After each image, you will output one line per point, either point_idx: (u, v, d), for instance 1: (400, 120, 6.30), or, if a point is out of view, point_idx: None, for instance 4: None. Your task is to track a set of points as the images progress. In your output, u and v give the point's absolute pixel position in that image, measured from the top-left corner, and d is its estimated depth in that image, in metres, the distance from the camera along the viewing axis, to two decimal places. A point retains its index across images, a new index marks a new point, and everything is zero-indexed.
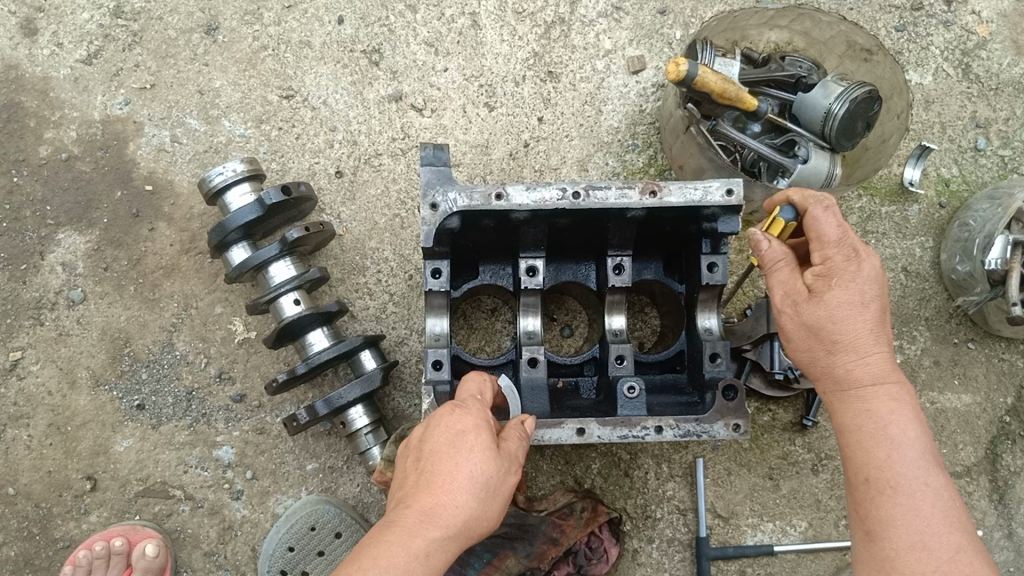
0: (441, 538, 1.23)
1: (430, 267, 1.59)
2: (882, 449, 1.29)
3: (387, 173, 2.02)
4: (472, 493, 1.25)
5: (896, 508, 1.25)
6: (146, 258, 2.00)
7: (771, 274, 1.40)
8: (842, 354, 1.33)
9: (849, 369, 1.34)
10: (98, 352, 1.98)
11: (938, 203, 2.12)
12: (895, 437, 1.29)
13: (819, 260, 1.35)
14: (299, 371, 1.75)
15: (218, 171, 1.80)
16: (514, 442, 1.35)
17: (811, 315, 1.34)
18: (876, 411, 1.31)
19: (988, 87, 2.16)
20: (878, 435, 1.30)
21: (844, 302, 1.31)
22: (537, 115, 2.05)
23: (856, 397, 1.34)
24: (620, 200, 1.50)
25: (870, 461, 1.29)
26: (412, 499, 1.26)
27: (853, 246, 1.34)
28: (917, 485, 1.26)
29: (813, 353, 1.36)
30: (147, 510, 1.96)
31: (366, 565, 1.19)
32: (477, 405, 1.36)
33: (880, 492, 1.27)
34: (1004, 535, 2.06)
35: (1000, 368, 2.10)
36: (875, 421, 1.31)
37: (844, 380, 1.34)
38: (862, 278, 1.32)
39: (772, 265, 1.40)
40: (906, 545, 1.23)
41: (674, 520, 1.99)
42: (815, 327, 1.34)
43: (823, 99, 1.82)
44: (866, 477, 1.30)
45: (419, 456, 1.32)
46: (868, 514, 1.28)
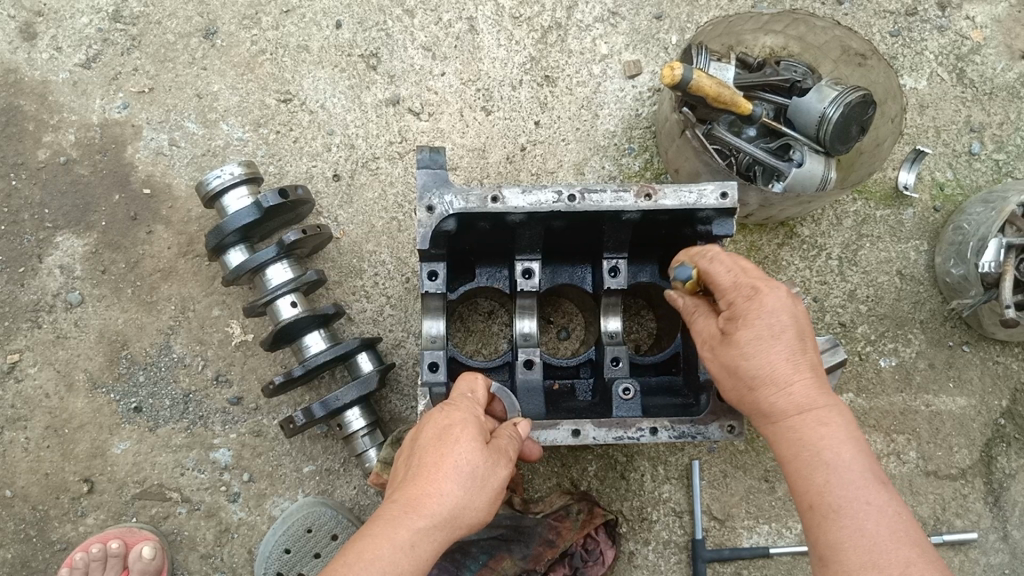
0: (428, 527, 1.23)
1: (427, 269, 1.60)
2: (819, 475, 1.26)
3: (384, 176, 2.03)
4: (460, 482, 1.26)
5: (841, 532, 1.22)
6: (144, 261, 2.00)
7: (693, 324, 1.46)
8: (762, 389, 1.32)
9: (775, 402, 1.31)
10: (96, 355, 1.98)
11: (932, 207, 2.13)
12: (830, 461, 1.26)
13: (725, 305, 1.38)
14: (295, 373, 1.76)
15: (216, 174, 1.81)
16: (508, 440, 1.37)
17: (726, 357, 1.35)
18: (808, 438, 1.28)
19: (982, 91, 2.18)
20: (814, 461, 1.27)
21: (753, 339, 1.32)
22: (534, 119, 2.06)
23: (784, 428, 1.31)
24: (615, 202, 1.51)
25: (811, 489, 1.26)
26: (400, 493, 1.27)
27: (750, 285, 1.36)
28: (859, 506, 1.23)
29: (739, 391, 1.36)
30: (145, 512, 1.96)
31: (352, 556, 1.19)
32: (467, 403, 1.39)
33: (824, 518, 1.24)
34: (999, 537, 2.07)
35: (995, 371, 2.11)
36: (809, 448, 1.28)
37: (770, 413, 1.32)
38: (766, 313, 1.32)
39: (690, 317, 1.46)
40: (857, 567, 1.20)
41: (670, 522, 2.00)
42: (732, 367, 1.35)
43: (817, 104, 1.84)
44: (809, 505, 1.26)
45: (410, 452, 1.34)
46: (817, 541, 1.25)
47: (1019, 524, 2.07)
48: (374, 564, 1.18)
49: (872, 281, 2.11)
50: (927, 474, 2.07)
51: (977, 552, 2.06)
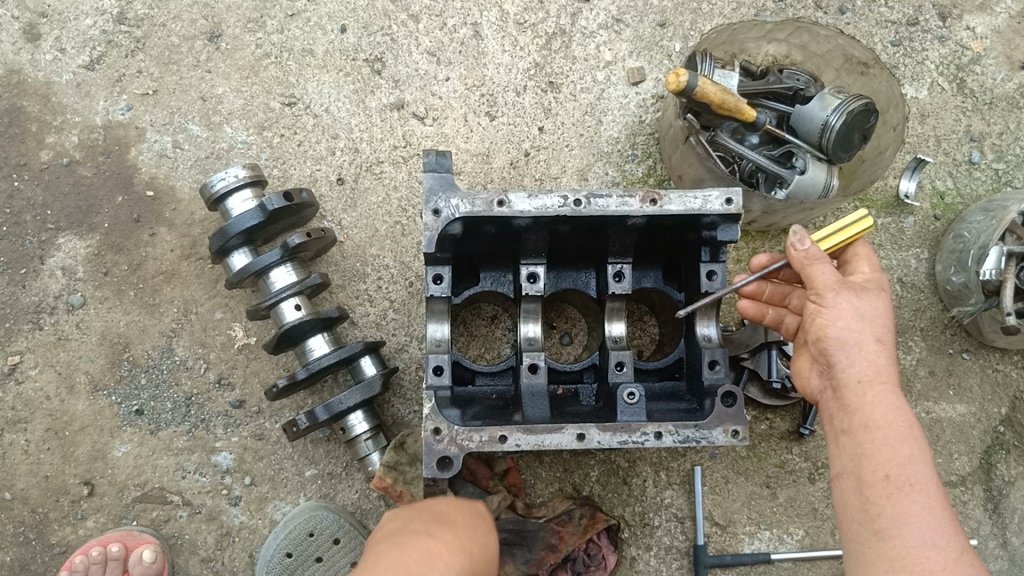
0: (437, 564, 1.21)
1: (431, 272, 1.60)
2: (907, 448, 1.27)
3: (388, 180, 2.03)
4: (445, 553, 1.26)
5: (912, 508, 1.24)
6: (146, 264, 2.00)
7: (815, 264, 1.40)
8: (875, 373, 1.33)
9: (881, 363, 1.33)
10: (97, 357, 1.98)
11: (932, 215, 2.14)
12: (916, 440, 1.29)
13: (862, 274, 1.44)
14: (299, 376, 1.76)
15: (221, 177, 1.81)
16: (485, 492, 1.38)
17: (859, 300, 1.36)
18: (902, 417, 1.30)
19: (982, 101, 2.20)
20: (900, 436, 1.29)
21: (883, 309, 1.36)
22: (537, 125, 2.07)
23: (878, 395, 1.32)
24: (621, 208, 1.52)
25: (893, 459, 1.27)
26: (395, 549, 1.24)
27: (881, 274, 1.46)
28: (931, 493, 1.25)
29: (859, 337, 1.34)
30: (145, 515, 1.95)
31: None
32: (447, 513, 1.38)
33: (898, 489, 1.25)
34: (998, 544, 2.07)
35: (994, 379, 2.12)
36: (900, 425, 1.30)
37: (876, 371, 1.33)
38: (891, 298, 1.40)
39: (818, 259, 1.41)
40: (914, 541, 1.21)
41: (671, 528, 2.00)
42: (861, 314, 1.35)
43: (821, 111, 1.84)
44: (885, 474, 1.27)
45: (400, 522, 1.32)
46: (882, 510, 1.25)
47: (1018, 531, 2.08)
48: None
49: None
50: None
51: None
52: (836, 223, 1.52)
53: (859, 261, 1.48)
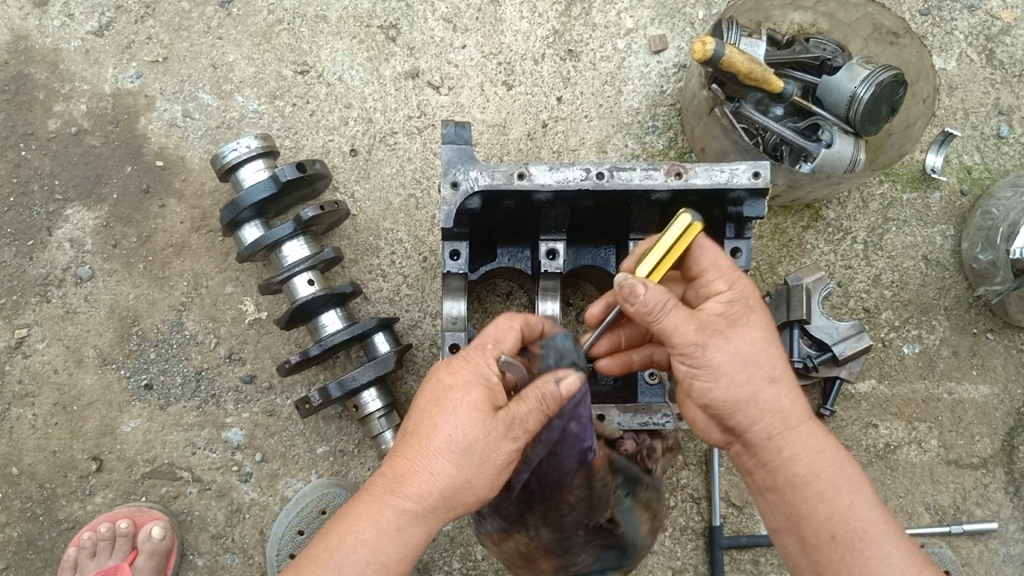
0: (413, 508, 1.18)
1: (448, 248, 1.56)
2: (844, 498, 1.26)
3: (402, 152, 1.98)
4: (449, 459, 1.18)
5: (869, 558, 1.23)
6: (156, 236, 1.96)
7: (663, 315, 1.26)
8: (789, 429, 1.30)
9: (796, 407, 1.30)
10: (106, 331, 1.94)
11: (959, 191, 2.08)
12: (846, 483, 1.28)
13: (723, 291, 1.33)
14: (312, 352, 1.72)
15: (232, 147, 1.76)
16: (526, 405, 1.22)
17: (738, 347, 1.27)
18: (826, 469, 1.28)
19: (1013, 73, 2.13)
20: (830, 487, 1.27)
21: (766, 343, 1.29)
22: (556, 95, 2.01)
23: (800, 452, 1.29)
24: (644, 181, 1.47)
25: (833, 516, 1.26)
26: (388, 463, 1.22)
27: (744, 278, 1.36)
28: (877, 533, 1.24)
29: (755, 387, 1.28)
30: (154, 491, 1.92)
31: (328, 539, 1.18)
32: (484, 358, 1.27)
33: (850, 548, 1.24)
34: (1019, 527, 2.04)
35: (1019, 359, 2.07)
36: (828, 473, 1.28)
37: (789, 420, 1.30)
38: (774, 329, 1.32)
39: (665, 309, 1.26)
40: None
41: (688, 508, 1.97)
42: (747, 359, 1.27)
43: (848, 82, 1.77)
44: (830, 535, 1.25)
45: (407, 418, 1.26)
46: (836, 571, 1.24)
47: None
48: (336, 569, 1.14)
49: (897, 266, 2.06)
50: (948, 463, 2.04)
51: (995, 542, 2.04)
52: (658, 246, 1.31)
53: (709, 273, 1.36)
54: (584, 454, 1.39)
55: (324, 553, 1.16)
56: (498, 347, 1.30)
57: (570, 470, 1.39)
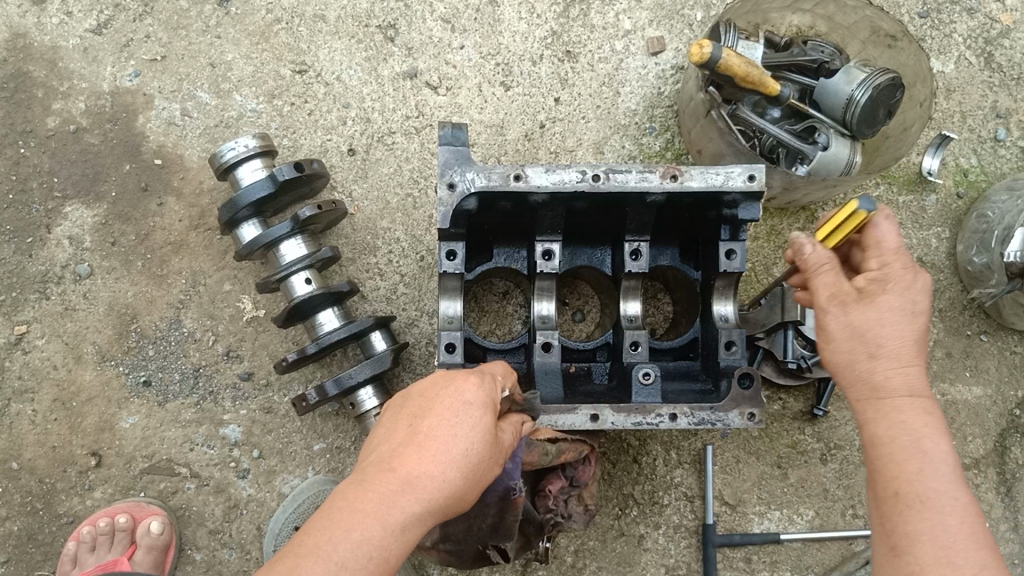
0: (423, 511, 1.11)
1: (445, 248, 1.56)
2: (915, 461, 1.17)
3: (400, 152, 1.99)
4: (461, 470, 1.15)
5: (924, 523, 1.13)
6: (154, 233, 1.97)
7: (815, 278, 1.31)
8: (882, 360, 1.25)
9: (889, 377, 1.24)
10: (105, 328, 1.96)
11: (955, 193, 2.09)
12: (929, 450, 1.18)
13: (877, 267, 1.29)
14: (309, 351, 1.73)
15: (230, 146, 1.77)
16: (508, 437, 1.30)
17: (854, 315, 1.26)
18: (909, 420, 1.21)
19: (1010, 76, 2.14)
20: (911, 447, 1.19)
21: (898, 309, 1.25)
22: (553, 96, 2.02)
23: (886, 403, 1.24)
24: (640, 183, 1.48)
25: (900, 474, 1.18)
26: (397, 460, 1.14)
27: (910, 260, 1.29)
28: (949, 500, 1.14)
29: (853, 357, 1.26)
30: (152, 487, 1.94)
31: (328, 525, 1.05)
32: (491, 384, 1.27)
33: (909, 505, 1.15)
34: (1010, 528, 2.05)
35: (1012, 361, 2.08)
36: (910, 433, 1.20)
37: (880, 387, 1.25)
38: (918, 288, 1.27)
39: (817, 268, 1.30)
40: (934, 566, 1.09)
41: (681, 507, 1.98)
42: (860, 330, 1.25)
43: (845, 85, 1.78)
44: (894, 491, 1.18)
45: (413, 418, 1.20)
46: (900, 530, 1.15)
47: None
48: (340, 560, 1.02)
49: None
50: None
51: None
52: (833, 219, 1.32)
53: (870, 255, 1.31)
54: (509, 484, 1.47)
55: (325, 538, 1.03)
56: (501, 378, 1.33)
57: (491, 500, 1.49)
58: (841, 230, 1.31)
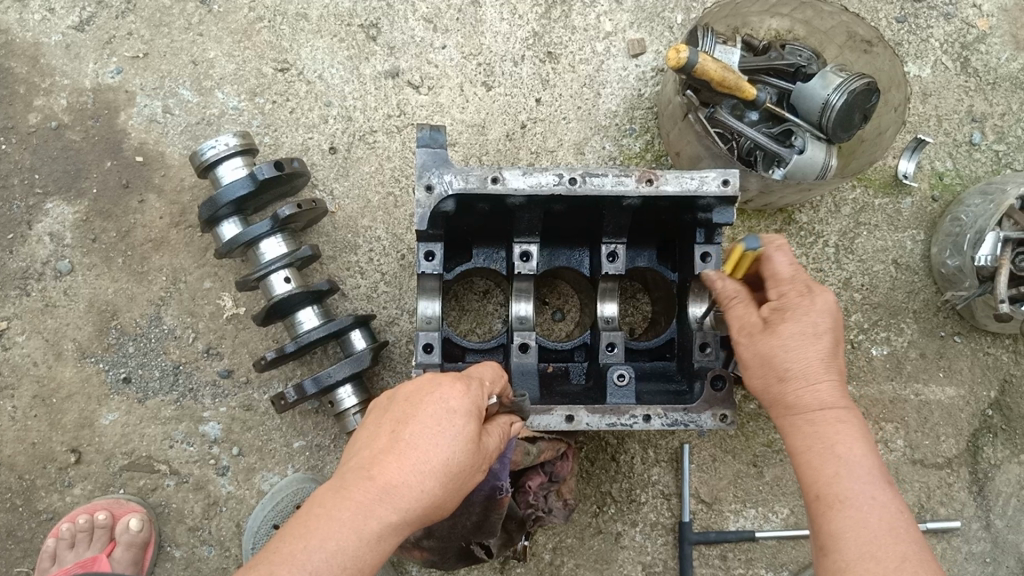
0: (399, 521, 1.12)
1: (423, 249, 1.58)
2: (831, 466, 1.30)
3: (382, 151, 2.00)
4: (440, 479, 1.16)
5: (845, 522, 1.25)
6: (135, 230, 1.97)
7: (727, 309, 1.45)
8: (794, 382, 1.36)
9: (800, 396, 1.36)
10: (85, 325, 1.96)
11: (930, 196, 2.12)
12: (843, 454, 1.31)
13: (776, 297, 1.42)
14: (288, 349, 1.74)
15: (211, 144, 1.78)
16: (495, 440, 1.30)
17: (761, 345, 1.39)
18: (824, 431, 1.33)
19: (986, 81, 2.16)
20: (827, 454, 1.31)
21: (796, 334, 1.37)
22: (534, 97, 2.03)
23: (806, 420, 1.35)
24: (616, 187, 1.50)
25: (821, 479, 1.30)
26: (376, 467, 1.15)
27: (805, 284, 1.41)
28: (865, 499, 1.26)
29: (767, 381, 1.39)
30: (132, 484, 1.95)
31: (303, 533, 1.08)
32: (478, 388, 1.27)
33: (830, 507, 1.28)
34: (981, 526, 2.09)
35: (984, 362, 2.12)
36: (825, 441, 1.32)
37: (795, 404, 1.37)
38: (817, 312, 1.38)
39: (728, 301, 1.45)
40: (858, 560, 1.21)
41: (658, 504, 2.01)
42: (767, 358, 1.38)
43: (822, 90, 1.81)
44: (818, 495, 1.30)
45: (395, 424, 1.20)
46: (828, 530, 1.26)
47: (1001, 514, 2.09)
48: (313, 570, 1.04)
49: (868, 269, 2.10)
50: (913, 463, 2.08)
51: (959, 540, 2.08)
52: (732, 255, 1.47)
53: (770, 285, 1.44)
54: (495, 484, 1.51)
55: (300, 548, 1.06)
56: (490, 383, 1.33)
57: (476, 499, 1.53)
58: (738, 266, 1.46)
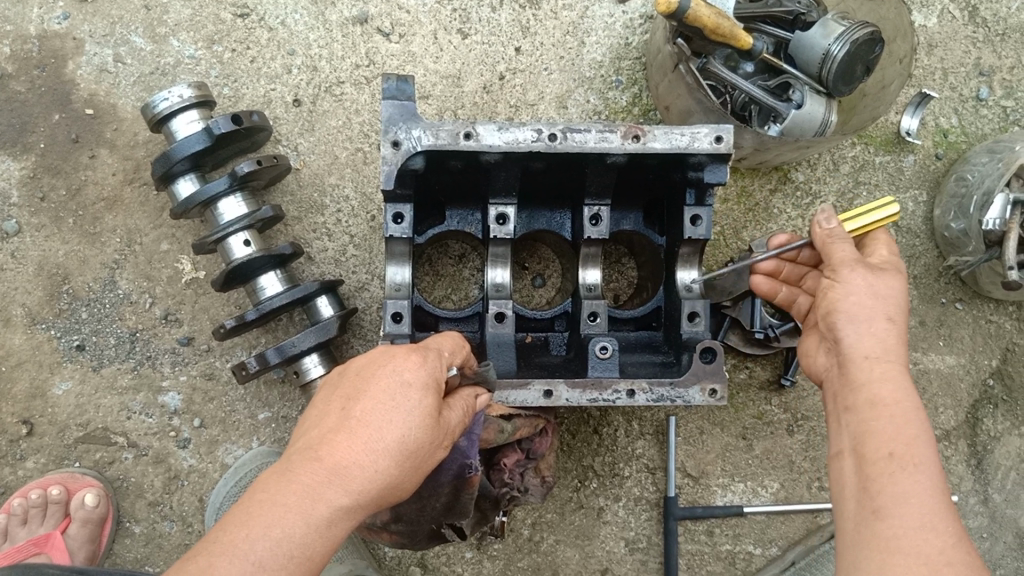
0: (351, 505, 1.01)
1: (391, 210, 1.46)
2: (906, 426, 1.12)
3: (349, 103, 1.86)
4: (397, 458, 1.06)
5: (908, 486, 1.07)
6: (86, 188, 1.84)
7: (805, 252, 1.26)
8: (865, 342, 1.20)
9: (873, 355, 1.19)
10: (35, 289, 1.84)
11: (934, 154, 2.00)
12: (916, 420, 1.13)
13: (854, 253, 1.26)
14: (248, 317, 1.62)
15: (164, 96, 1.64)
16: (456, 414, 1.20)
17: (845, 296, 1.23)
18: (892, 395, 1.16)
19: (995, 31, 2.03)
20: (894, 417, 1.14)
21: (874, 292, 1.22)
22: (514, 45, 1.89)
23: (887, 379, 1.18)
24: (600, 144, 1.38)
25: (886, 440, 1.12)
26: (325, 447, 1.04)
27: (873, 257, 1.28)
28: (929, 469, 1.08)
29: (843, 334, 1.22)
30: (88, 457, 1.84)
31: (245, 520, 0.96)
32: (435, 361, 1.17)
33: (892, 469, 1.09)
34: (979, 501, 2.00)
35: (986, 330, 2.01)
36: (902, 403, 1.15)
37: (868, 363, 1.20)
38: (894, 288, 1.26)
39: (808, 243, 1.26)
40: (915, 527, 1.03)
41: (642, 479, 1.92)
42: (845, 307, 1.22)
43: (822, 40, 1.67)
44: (881, 456, 1.11)
45: (346, 401, 1.09)
46: (881, 491, 1.08)
47: (1000, 488, 2.00)
48: (257, 561, 0.93)
49: None
50: None
51: None
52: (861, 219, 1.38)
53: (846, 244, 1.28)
54: (464, 461, 1.40)
55: (240, 537, 0.95)
56: (449, 355, 1.23)
57: (445, 480, 1.42)
58: None
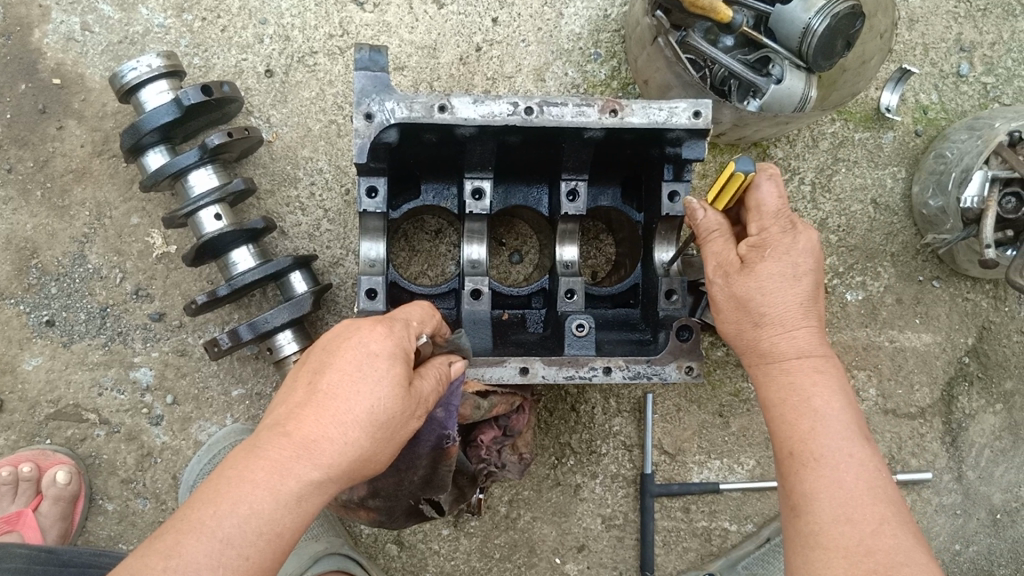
0: (322, 478, 1.00)
1: (365, 185, 1.43)
2: (806, 422, 1.19)
3: (323, 74, 1.83)
4: (368, 430, 1.04)
5: (818, 482, 1.15)
6: (54, 160, 1.80)
7: (705, 244, 1.32)
8: (770, 328, 1.25)
9: (775, 343, 1.26)
10: (3, 264, 1.81)
11: (913, 131, 1.99)
12: (819, 408, 1.20)
13: (756, 233, 1.29)
14: (220, 293, 1.60)
15: (132, 65, 1.60)
16: (430, 384, 1.17)
17: (739, 287, 1.26)
18: (800, 382, 1.23)
19: (976, 7, 2.02)
20: (801, 407, 1.21)
21: (776, 275, 1.25)
22: (491, 16, 1.86)
23: (799, 365, 1.24)
24: (577, 118, 1.36)
25: (794, 434, 1.20)
26: (292, 422, 1.02)
27: (790, 219, 1.28)
28: (841, 455, 1.16)
29: (741, 326, 1.28)
30: (59, 434, 1.82)
31: (213, 497, 0.96)
32: (404, 330, 1.14)
33: (803, 466, 1.17)
34: (953, 478, 2.02)
35: (963, 308, 2.01)
36: (798, 394, 1.22)
37: (769, 353, 1.26)
38: (797, 250, 1.26)
39: (706, 235, 1.32)
40: (832, 522, 1.12)
41: (619, 456, 1.92)
42: (743, 300, 1.26)
43: (803, 13, 1.63)
44: (790, 451, 1.19)
45: (312, 375, 1.07)
46: (796, 487, 1.17)
47: (973, 465, 2.02)
48: (224, 538, 0.93)
49: (845, 210, 1.98)
50: (885, 412, 2.00)
51: (930, 492, 2.01)
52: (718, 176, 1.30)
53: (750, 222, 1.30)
54: (443, 433, 1.40)
55: (208, 515, 0.95)
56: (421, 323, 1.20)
57: (423, 452, 1.42)
58: (726, 191, 1.28)
